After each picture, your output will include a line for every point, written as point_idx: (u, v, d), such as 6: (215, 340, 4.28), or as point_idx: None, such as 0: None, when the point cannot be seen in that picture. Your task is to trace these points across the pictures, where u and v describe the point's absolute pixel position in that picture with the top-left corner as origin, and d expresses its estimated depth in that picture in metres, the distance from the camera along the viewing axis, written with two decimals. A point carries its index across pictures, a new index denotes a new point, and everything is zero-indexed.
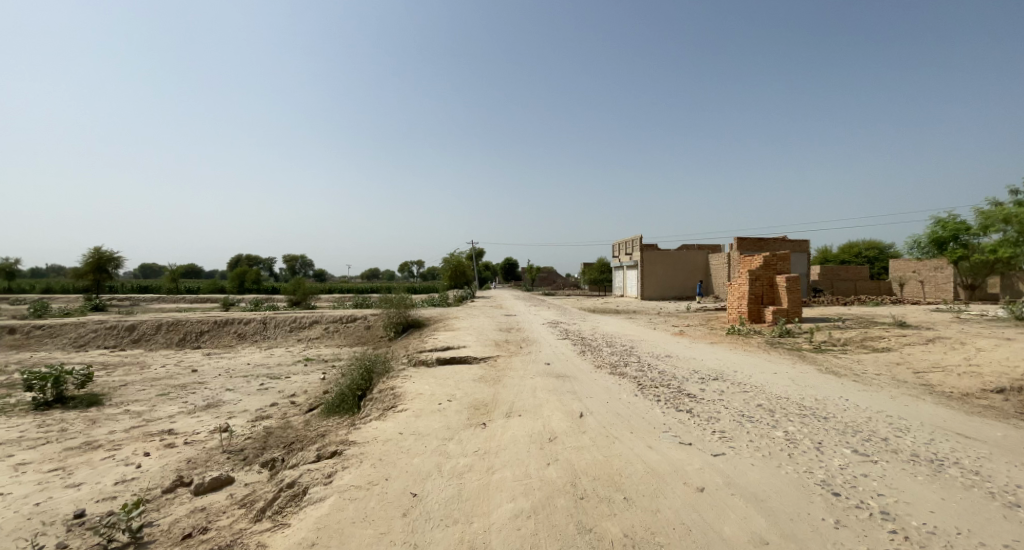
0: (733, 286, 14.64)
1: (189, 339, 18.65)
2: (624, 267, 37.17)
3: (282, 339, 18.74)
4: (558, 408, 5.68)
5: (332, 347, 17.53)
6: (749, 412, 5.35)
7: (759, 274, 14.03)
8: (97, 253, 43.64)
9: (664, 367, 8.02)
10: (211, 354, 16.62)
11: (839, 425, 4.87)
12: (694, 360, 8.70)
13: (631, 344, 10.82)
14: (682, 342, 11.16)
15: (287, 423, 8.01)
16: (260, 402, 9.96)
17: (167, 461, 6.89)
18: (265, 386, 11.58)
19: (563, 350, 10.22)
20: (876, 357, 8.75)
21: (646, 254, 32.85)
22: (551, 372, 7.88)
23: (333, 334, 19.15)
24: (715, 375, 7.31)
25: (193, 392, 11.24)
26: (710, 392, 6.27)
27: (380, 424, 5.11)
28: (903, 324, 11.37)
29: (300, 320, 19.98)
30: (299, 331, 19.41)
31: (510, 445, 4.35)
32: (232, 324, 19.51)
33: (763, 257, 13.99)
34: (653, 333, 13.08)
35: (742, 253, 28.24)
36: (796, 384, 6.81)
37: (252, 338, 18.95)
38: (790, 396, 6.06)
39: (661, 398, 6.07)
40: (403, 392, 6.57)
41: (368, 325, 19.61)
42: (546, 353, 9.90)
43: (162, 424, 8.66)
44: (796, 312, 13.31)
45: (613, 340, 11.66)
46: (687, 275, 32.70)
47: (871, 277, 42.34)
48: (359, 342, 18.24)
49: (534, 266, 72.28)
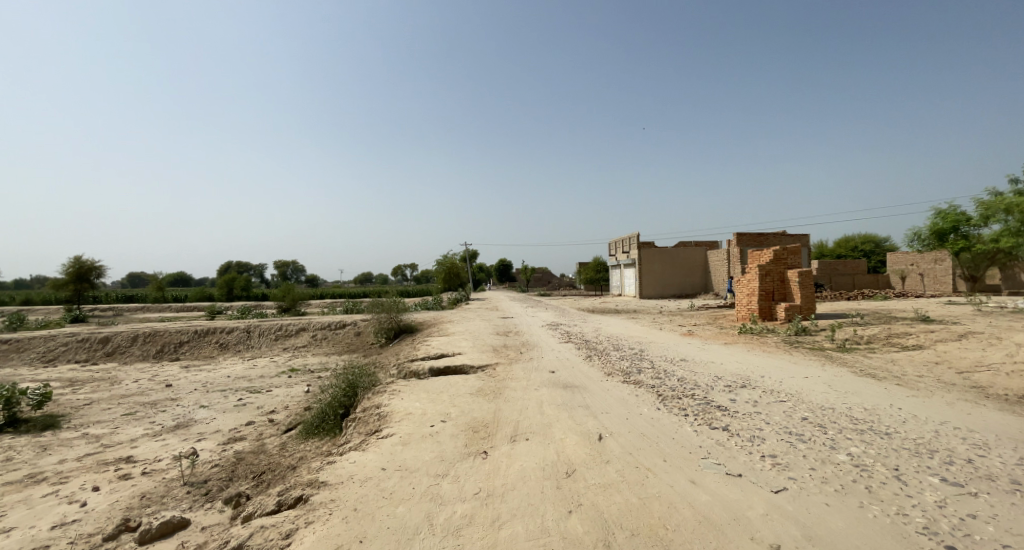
0: (741, 282, 13.89)
1: (168, 351, 17.61)
2: (621, 266, 36.48)
3: (267, 349, 17.74)
4: (570, 428, 4.84)
5: (319, 356, 16.57)
6: (797, 429, 4.53)
7: (770, 269, 13.28)
8: (79, 263, 42.18)
9: (683, 373, 7.20)
10: (190, 366, 15.61)
11: (910, 445, 4.07)
12: (713, 364, 7.90)
13: (641, 347, 10.01)
14: (694, 344, 10.35)
15: (261, 447, 7.10)
16: (235, 422, 9.01)
17: (118, 497, 5.95)
18: (243, 402, 10.63)
19: (568, 356, 9.36)
20: (910, 355, 8.00)
21: (644, 252, 32.18)
22: (558, 382, 7.03)
23: (320, 343, 18.17)
24: (742, 382, 6.50)
25: (163, 411, 10.28)
26: (743, 404, 5.46)
27: (359, 456, 4.23)
28: (927, 319, 10.66)
29: (286, 327, 19.00)
30: (285, 339, 18.41)
31: (518, 483, 3.50)
32: (213, 334, 18.49)
33: (773, 251, 13.25)
34: (661, 334, 12.26)
35: (742, 249, 27.62)
36: (836, 390, 6.02)
37: (235, 348, 17.94)
38: (835, 406, 5.27)
39: (689, 412, 5.25)
40: (389, 412, 5.69)
41: (358, 332, 18.67)
42: (549, 360, 9.05)
43: (120, 451, 7.69)
44: (811, 308, 12.57)
45: (619, 342, 10.84)
46: (686, 272, 32.05)
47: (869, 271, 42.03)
48: (348, 350, 17.28)
49: (529, 267, 71.61)
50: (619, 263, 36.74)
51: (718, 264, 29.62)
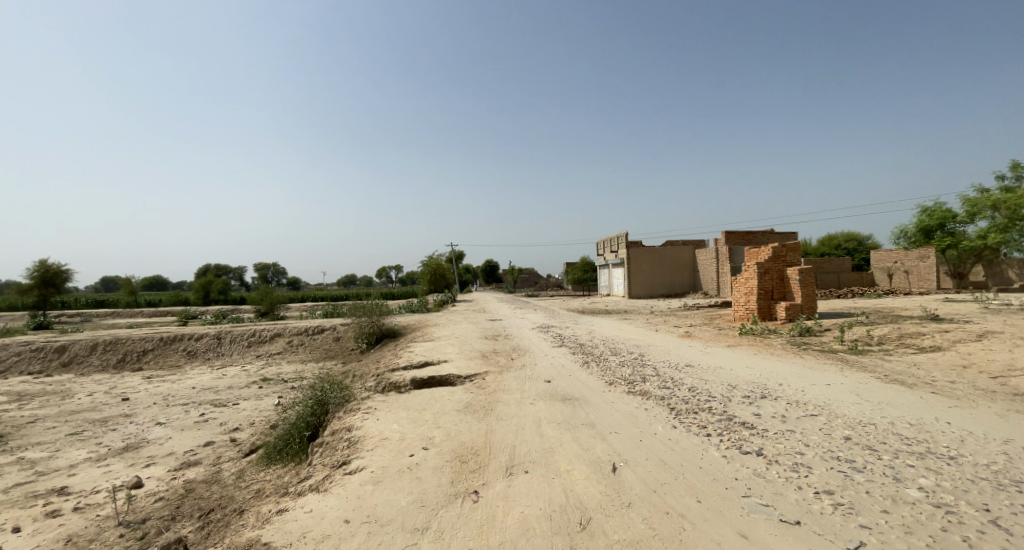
0: (739, 280, 13.32)
1: (130, 360, 16.36)
2: (609, 265, 35.98)
3: (239, 357, 16.60)
4: (577, 454, 4.08)
5: (294, 364, 15.53)
6: (846, 454, 3.83)
7: (769, 267, 12.73)
8: (44, 266, 40.00)
9: (694, 382, 6.50)
10: (153, 377, 14.45)
11: (986, 475, 3.41)
12: (724, 370, 7.21)
13: (641, 351, 9.31)
14: (697, 347, 9.69)
15: (216, 476, 6.16)
16: (193, 442, 8.03)
17: (35, 543, 4.98)
18: (206, 418, 9.61)
19: (564, 363, 8.60)
20: (931, 358, 7.44)
21: (633, 251, 31.70)
22: (555, 395, 6.26)
23: (297, 349, 17.12)
24: (761, 392, 5.83)
25: (114, 429, 9.22)
26: (770, 420, 4.77)
27: (319, 501, 3.40)
28: (936, 317, 10.18)
29: (260, 332, 17.90)
30: (259, 345, 17.31)
31: (521, 540, 2.72)
32: (181, 341, 17.28)
33: (772, 248, 12.70)
34: (659, 336, 11.58)
35: (732, 247, 27.30)
36: (868, 400, 5.38)
37: (204, 356, 16.77)
38: (877, 422, 4.61)
39: (712, 431, 4.53)
40: (362, 435, 4.84)
41: (337, 337, 17.67)
42: (543, 367, 8.28)
43: (54, 480, 6.68)
44: (813, 307, 12.03)
45: (617, 346, 10.13)
46: (675, 271, 31.64)
47: (853, 269, 42.37)
48: (327, 356, 16.25)
49: (515, 267, 70.96)
50: (607, 262, 36.19)
51: (708, 262, 29.24)
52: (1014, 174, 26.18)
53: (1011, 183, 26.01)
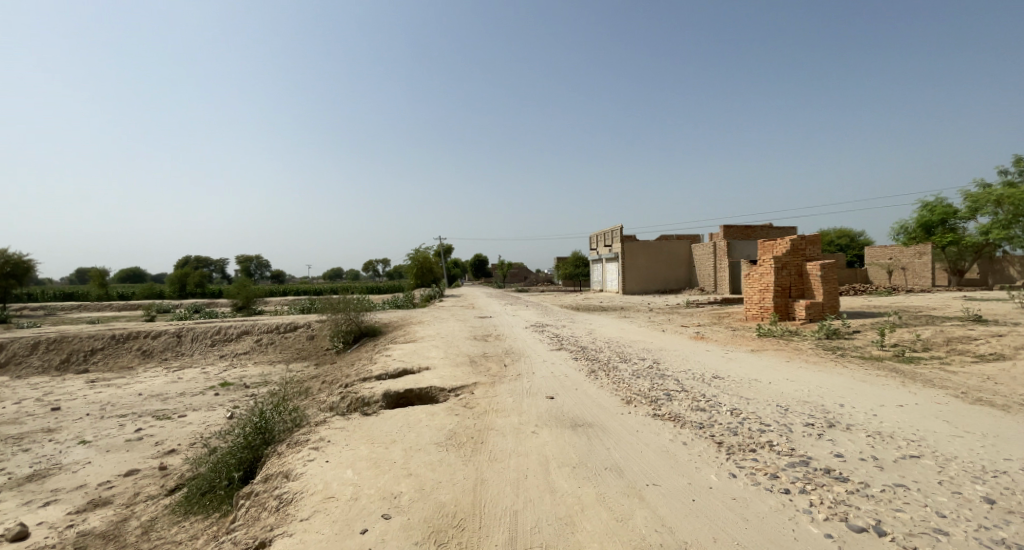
0: (753, 276, 12.17)
1: (76, 361, 14.66)
2: (603, 260, 34.80)
3: (200, 357, 15.00)
4: (611, 530, 2.76)
5: (261, 366, 14.02)
6: (1010, 534, 2.59)
7: (786, 262, 11.54)
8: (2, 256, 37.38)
9: (733, 401, 5.23)
10: (98, 381, 12.81)
11: None
12: (762, 383, 5.98)
13: (653, 356, 8.08)
14: (717, 352, 8.47)
15: (122, 526, 4.74)
16: (114, 470, 6.55)
17: None
18: (141, 435, 8.11)
19: (566, 373, 7.28)
20: (1001, 369, 6.29)
21: (627, 245, 30.56)
22: (562, 420, 4.94)
23: (266, 348, 15.57)
24: (826, 418, 4.58)
25: (25, 450, 7.68)
26: (864, 466, 3.52)
27: None
28: (980, 319, 9.10)
29: (225, 330, 16.31)
30: (223, 344, 15.73)
31: None
32: (135, 339, 15.61)
33: (791, 240, 11.53)
34: (668, 338, 10.37)
35: (730, 242, 26.27)
36: (970, 434, 4.15)
37: (161, 356, 15.14)
38: (1012, 472, 3.37)
39: (789, 485, 3.27)
40: (300, 488, 3.46)
41: (311, 335, 16.16)
42: (542, 378, 6.96)
43: None
44: (835, 306, 10.89)
45: (624, 350, 8.86)
46: (670, 266, 30.55)
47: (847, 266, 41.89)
48: (298, 357, 14.73)
49: (505, 263, 69.61)
50: (600, 257, 35.05)
51: (704, 258, 28.23)
52: (1017, 168, 25.58)
53: (1014, 178, 25.45)
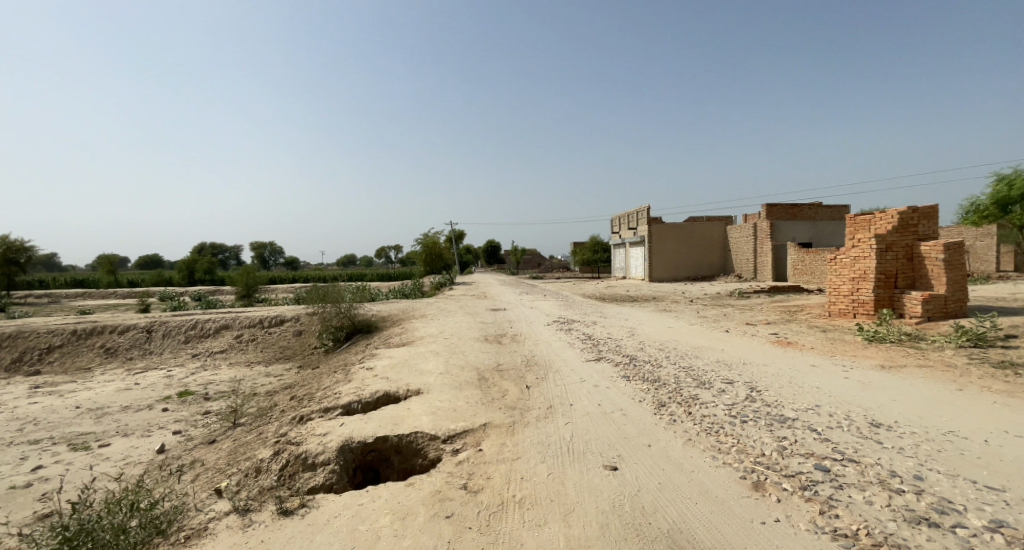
0: (842, 261, 9.53)
1: (28, 361, 12.77)
2: (626, 244, 32.02)
3: (170, 356, 12.98)
4: None
5: (235, 368, 11.90)
6: None
7: (894, 242, 8.85)
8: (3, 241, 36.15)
9: (977, 503, 2.76)
10: (42, 386, 10.86)
11: None
12: (981, 449, 3.48)
13: (741, 377, 5.61)
14: (828, 369, 5.98)
15: None
16: None
17: None
18: (30, 478, 5.99)
19: (622, 405, 4.86)
20: None
21: (655, 228, 27.78)
22: (655, 542, 2.54)
23: (246, 346, 13.47)
24: None
25: None
26: None
27: None
28: None
29: (202, 324, 14.25)
30: (198, 341, 13.68)
31: None
32: (99, 335, 13.69)
33: (898, 214, 8.84)
34: (740, 343, 7.86)
35: (774, 223, 23.29)
36: None
37: (127, 355, 13.19)
38: None
39: None
40: None
41: (299, 331, 13.99)
42: (588, 417, 4.57)
43: None
44: (961, 301, 8.19)
45: (693, 363, 6.41)
46: (703, 251, 27.65)
47: None
48: (280, 358, 12.61)
49: (519, 249, 67.18)
50: (623, 241, 32.31)
51: (743, 240, 25.29)
52: None
53: None
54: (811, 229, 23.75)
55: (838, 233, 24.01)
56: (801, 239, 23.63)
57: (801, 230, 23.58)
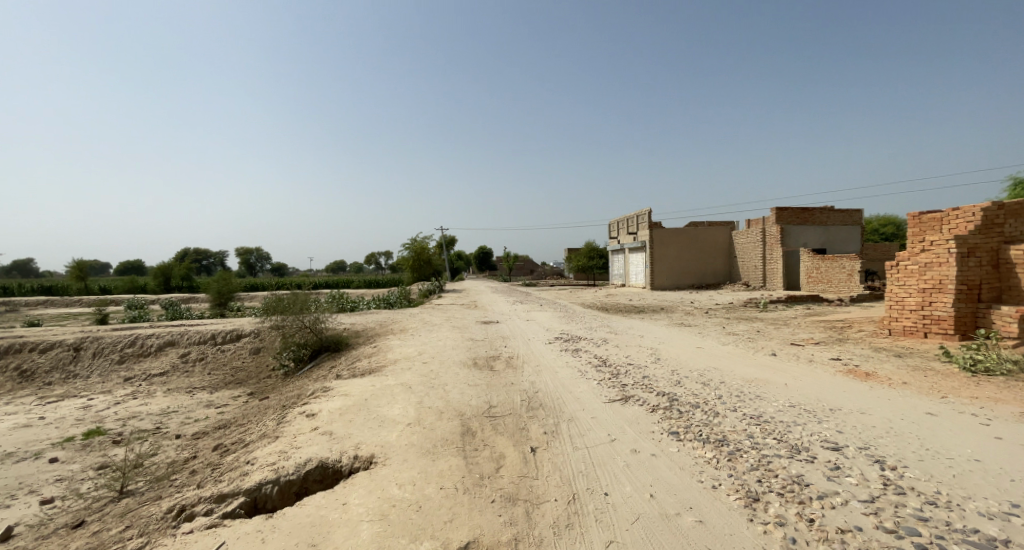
0: (907, 268, 7.84)
1: None
2: (625, 250, 30.38)
3: (98, 381, 10.94)
4: None
5: (171, 396, 9.92)
6: None
7: (977, 246, 7.20)
8: None
9: None
10: None
11: None
12: None
13: (848, 439, 3.82)
14: (960, 422, 4.20)
15: None
16: None
17: None
18: None
19: (690, 499, 3.03)
20: None
21: (656, 232, 26.20)
22: None
23: (191, 367, 11.47)
24: None
25: None
26: None
27: None
28: None
29: (142, 340, 12.22)
30: (135, 362, 11.67)
31: None
32: (17, 355, 11.62)
33: (982, 211, 7.21)
34: (800, 374, 6.10)
35: (785, 227, 21.78)
36: None
37: (47, 379, 11.14)
38: None
39: None
40: None
41: (256, 349, 12.02)
42: (640, 529, 2.72)
43: None
44: None
45: (761, 410, 4.60)
46: (707, 257, 26.08)
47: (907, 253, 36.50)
48: (230, 383, 10.64)
49: (511, 254, 65.40)
50: (621, 246, 30.67)
51: (751, 246, 23.72)
52: None
53: None
54: (823, 235, 22.26)
55: (852, 239, 22.53)
56: (813, 245, 22.12)
57: (813, 235, 22.09)
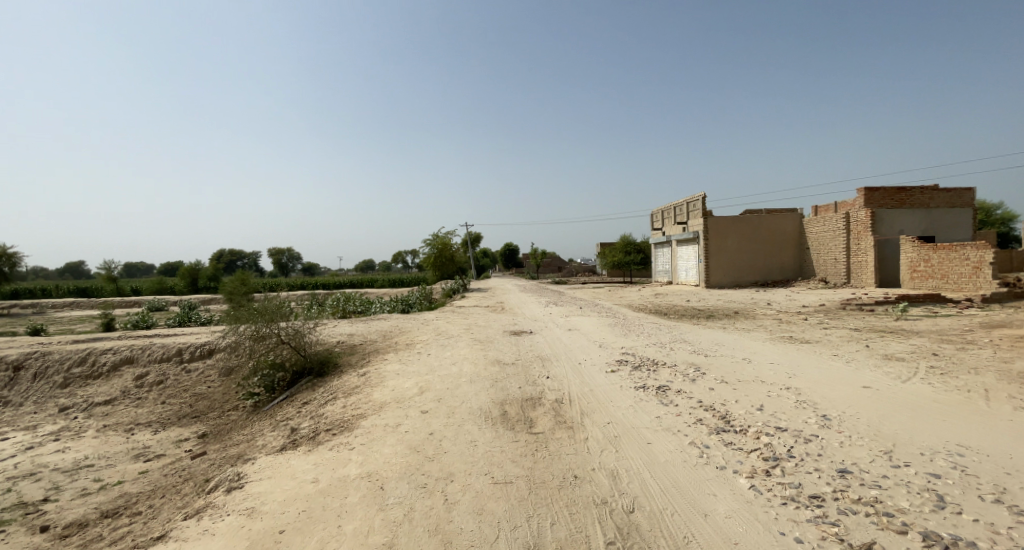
0: None
1: None
2: (672, 243, 26.80)
3: (28, 411, 8.65)
4: None
5: (99, 437, 7.45)
6: None
7: None
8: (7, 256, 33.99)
9: None
10: None
11: None
12: None
13: None
14: None
15: None
16: None
17: None
18: None
19: None
20: None
21: (711, 221, 22.61)
22: None
23: (145, 393, 9.04)
24: None
25: None
26: None
27: None
28: None
29: (94, 357, 9.88)
30: (81, 386, 9.35)
31: None
32: None
33: None
34: None
35: (877, 211, 17.90)
36: None
37: None
38: None
39: None
40: None
41: (227, 370, 9.47)
42: None
43: None
44: None
45: None
46: (773, 249, 22.29)
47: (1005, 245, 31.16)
48: (184, 416, 8.11)
49: (540, 252, 61.95)
50: (668, 238, 27.12)
51: (830, 236, 19.79)
52: None
53: None
54: (925, 221, 18.22)
55: (961, 226, 18.37)
56: (912, 233, 18.13)
57: (912, 221, 18.08)
